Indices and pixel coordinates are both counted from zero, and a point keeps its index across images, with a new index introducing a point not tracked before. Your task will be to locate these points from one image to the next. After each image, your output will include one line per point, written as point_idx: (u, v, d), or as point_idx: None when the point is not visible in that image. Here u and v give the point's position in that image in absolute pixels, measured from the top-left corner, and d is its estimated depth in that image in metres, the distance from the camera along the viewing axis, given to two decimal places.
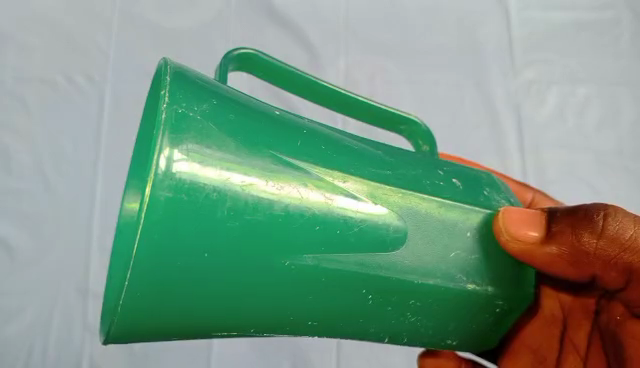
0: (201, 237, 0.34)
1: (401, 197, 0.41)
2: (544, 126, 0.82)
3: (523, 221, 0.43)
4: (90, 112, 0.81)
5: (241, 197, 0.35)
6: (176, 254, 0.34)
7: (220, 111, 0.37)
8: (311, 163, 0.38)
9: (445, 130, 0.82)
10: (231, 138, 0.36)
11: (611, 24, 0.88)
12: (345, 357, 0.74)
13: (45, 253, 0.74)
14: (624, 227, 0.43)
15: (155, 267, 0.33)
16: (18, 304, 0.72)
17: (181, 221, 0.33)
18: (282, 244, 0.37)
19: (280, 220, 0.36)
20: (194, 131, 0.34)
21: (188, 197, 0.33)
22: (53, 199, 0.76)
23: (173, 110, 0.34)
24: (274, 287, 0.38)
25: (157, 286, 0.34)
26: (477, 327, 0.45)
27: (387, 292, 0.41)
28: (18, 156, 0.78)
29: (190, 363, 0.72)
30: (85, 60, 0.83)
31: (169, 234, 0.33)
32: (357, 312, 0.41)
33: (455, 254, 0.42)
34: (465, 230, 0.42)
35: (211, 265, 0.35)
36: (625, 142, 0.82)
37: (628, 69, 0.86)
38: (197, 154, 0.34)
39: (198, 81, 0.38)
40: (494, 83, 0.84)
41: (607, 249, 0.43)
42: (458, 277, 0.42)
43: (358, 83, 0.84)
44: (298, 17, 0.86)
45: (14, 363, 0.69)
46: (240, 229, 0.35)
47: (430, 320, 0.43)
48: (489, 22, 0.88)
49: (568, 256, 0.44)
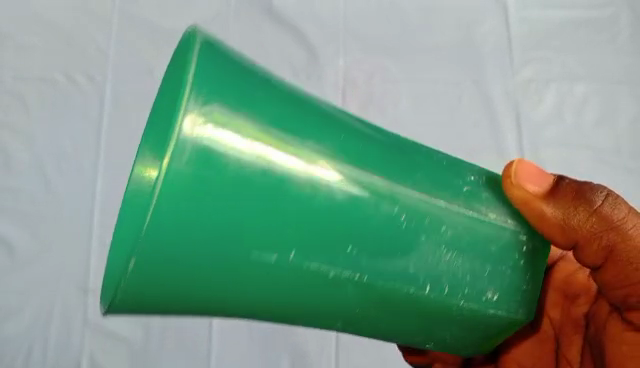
0: (222, 215, 0.32)
1: (413, 149, 0.39)
2: (542, 125, 0.83)
3: (530, 178, 0.42)
4: (89, 111, 0.81)
5: (267, 173, 0.32)
6: (193, 229, 0.31)
7: (240, 64, 0.35)
8: (332, 116, 0.36)
9: (444, 129, 0.82)
10: (258, 106, 0.33)
11: (610, 21, 0.88)
12: (344, 355, 0.74)
13: (44, 252, 0.74)
14: (618, 206, 0.43)
15: (180, 200, 0.30)
16: (19, 303, 0.72)
17: (200, 193, 0.31)
18: (310, 227, 0.34)
19: (306, 201, 0.33)
20: (217, 73, 0.32)
21: (209, 169, 0.30)
22: (54, 198, 0.77)
23: (200, 69, 0.31)
24: (298, 271, 0.34)
25: (181, 225, 0.31)
26: (514, 275, 0.40)
27: (419, 219, 0.36)
28: (18, 155, 0.78)
29: (189, 362, 0.72)
30: (83, 59, 0.83)
31: (196, 168, 0.30)
32: (388, 250, 0.36)
33: (467, 189, 0.39)
34: (470, 173, 0.40)
35: (243, 209, 0.32)
36: (623, 140, 0.82)
37: (629, 66, 0.86)
38: (222, 98, 0.31)
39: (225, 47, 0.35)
40: (492, 83, 0.84)
41: (596, 225, 0.43)
42: (478, 208, 0.39)
43: (357, 82, 0.84)
44: (297, 17, 0.86)
45: (12, 362, 0.71)
46: (263, 211, 0.32)
47: (467, 258, 0.38)
48: (487, 20, 0.88)
49: (561, 218, 0.42)
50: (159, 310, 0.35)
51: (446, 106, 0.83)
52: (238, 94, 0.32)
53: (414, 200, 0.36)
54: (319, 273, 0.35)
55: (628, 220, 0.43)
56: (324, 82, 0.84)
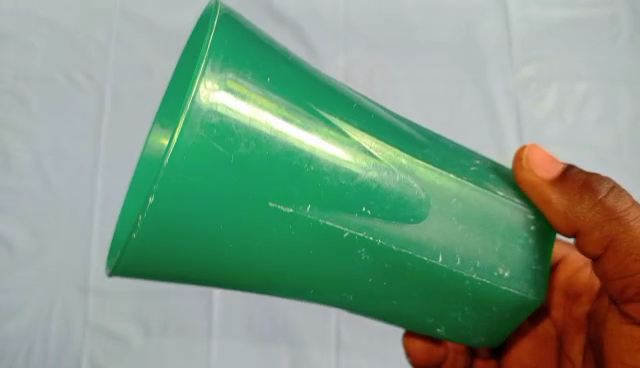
0: (230, 175, 0.35)
1: (411, 129, 0.43)
2: (543, 123, 0.83)
3: (539, 165, 0.45)
4: (90, 110, 0.81)
5: (272, 141, 0.36)
6: (203, 186, 0.35)
7: (254, 44, 0.40)
8: (332, 93, 0.41)
9: (445, 127, 0.82)
10: (270, 83, 0.37)
11: (609, 20, 0.88)
12: (345, 354, 0.73)
13: (45, 251, 0.74)
14: (623, 198, 0.44)
15: (198, 148, 0.34)
16: (19, 302, 0.72)
17: (210, 155, 0.34)
18: (311, 190, 0.37)
19: (308, 169, 0.37)
20: (235, 46, 0.37)
21: (219, 132, 0.34)
22: (54, 197, 0.77)
23: (220, 44, 0.36)
24: (300, 234, 0.38)
25: (196, 172, 0.34)
26: (526, 252, 0.42)
27: (425, 187, 0.40)
28: (18, 154, 0.78)
29: (189, 362, 0.72)
30: (84, 57, 0.83)
31: (208, 130, 0.34)
32: (392, 215, 0.39)
33: (474, 168, 0.43)
34: (474, 158, 0.44)
35: (253, 162, 0.36)
36: (623, 139, 0.82)
37: (629, 64, 0.86)
38: (236, 68, 0.36)
39: (241, 26, 0.40)
40: (493, 81, 0.84)
41: (598, 216, 0.44)
42: (486, 184, 0.42)
43: (357, 81, 0.84)
44: (297, 16, 0.86)
45: (13, 361, 0.71)
46: (268, 175, 0.36)
47: (474, 229, 0.41)
48: (488, 19, 0.88)
49: (567, 205, 0.44)
50: (167, 265, 0.39)
51: (446, 104, 0.83)
52: (248, 65, 0.37)
53: (410, 164, 0.40)
54: (321, 237, 0.38)
55: (631, 212, 0.44)
56: None
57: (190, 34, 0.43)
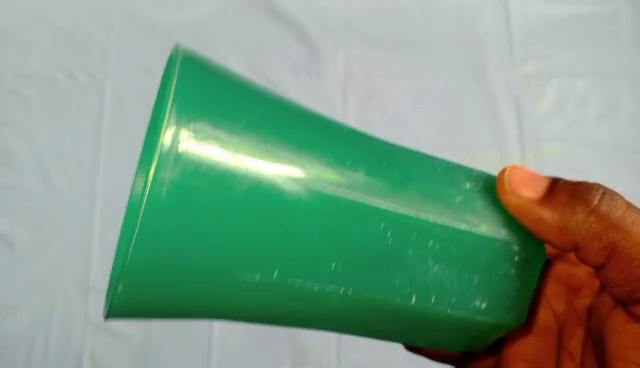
0: (205, 223, 0.36)
1: (397, 156, 0.42)
2: (543, 120, 0.82)
3: (524, 185, 0.44)
4: (90, 108, 0.81)
5: (246, 183, 0.36)
6: (179, 234, 0.35)
7: (227, 84, 0.39)
8: (311, 127, 0.39)
9: (445, 124, 0.82)
10: (244, 124, 0.37)
11: (609, 18, 0.88)
12: (346, 354, 0.74)
13: (46, 249, 0.74)
14: (618, 204, 0.44)
15: (160, 214, 0.35)
16: (19, 299, 0.72)
17: (183, 205, 0.35)
18: (289, 233, 0.37)
19: (287, 210, 0.37)
20: (201, 96, 0.36)
21: (189, 181, 0.35)
22: (55, 194, 0.77)
23: (184, 93, 0.36)
24: (280, 275, 0.38)
25: (158, 237, 0.35)
26: (504, 286, 0.42)
27: (406, 227, 0.39)
28: (19, 152, 0.78)
29: (190, 360, 0.72)
30: (84, 56, 0.83)
31: (179, 181, 0.34)
32: (372, 255, 0.39)
33: (459, 198, 0.41)
34: (463, 181, 0.42)
35: (223, 216, 0.36)
36: (624, 135, 0.82)
37: (629, 61, 0.86)
38: (206, 114, 0.36)
39: (208, 64, 0.39)
40: (493, 77, 0.84)
41: (594, 224, 0.44)
42: (469, 218, 0.41)
43: (357, 78, 0.84)
44: (299, 13, 0.86)
45: (14, 358, 0.71)
46: (244, 219, 0.36)
47: (452, 268, 0.40)
48: (489, 15, 0.88)
49: (561, 220, 0.44)
50: (158, 311, 0.40)
51: (446, 100, 0.83)
52: (214, 113, 0.36)
53: (390, 202, 0.39)
54: (302, 278, 0.38)
55: (628, 217, 0.44)
56: (325, 76, 0.84)
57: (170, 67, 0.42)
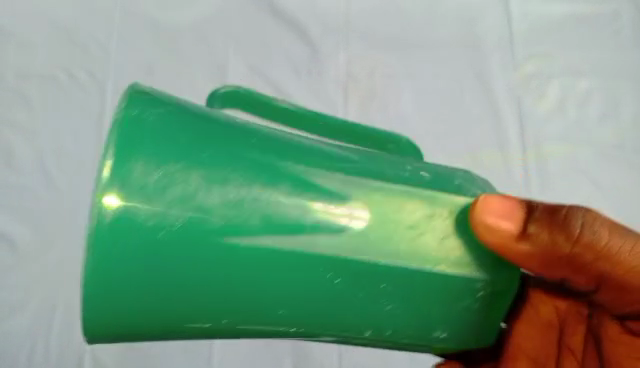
0: (146, 257, 0.40)
1: (357, 187, 0.42)
2: (543, 120, 0.82)
3: (509, 219, 0.44)
4: (91, 108, 0.81)
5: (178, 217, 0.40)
6: (125, 270, 0.40)
7: (177, 129, 0.42)
8: (256, 166, 0.42)
9: (446, 123, 0.82)
10: (182, 163, 0.40)
11: (610, 17, 0.88)
12: (347, 355, 0.73)
13: (47, 248, 0.74)
14: (603, 231, 0.45)
15: (108, 269, 0.40)
16: (21, 299, 0.72)
17: (122, 243, 0.39)
18: (224, 260, 0.41)
19: (219, 240, 0.40)
20: (140, 155, 0.40)
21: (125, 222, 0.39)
22: (56, 194, 0.77)
23: (121, 139, 0.40)
24: (225, 296, 0.42)
25: (116, 287, 0.40)
26: (465, 315, 0.45)
27: (348, 268, 0.42)
28: (19, 151, 0.78)
29: (192, 361, 0.72)
30: (85, 55, 0.83)
31: (114, 222, 0.39)
32: (311, 287, 0.42)
33: (424, 236, 0.42)
34: (431, 214, 0.43)
35: (159, 249, 0.40)
36: (626, 135, 0.82)
37: (630, 61, 0.86)
38: (142, 158, 0.40)
39: (153, 104, 0.43)
40: (495, 76, 0.84)
41: (581, 252, 0.45)
42: (429, 260, 0.42)
43: (358, 77, 0.84)
44: (299, 13, 0.86)
45: (16, 357, 0.70)
46: (178, 251, 0.40)
47: (399, 304, 0.43)
48: (489, 15, 0.88)
49: (545, 253, 0.45)
50: (133, 337, 0.44)
51: (447, 100, 0.83)
52: (154, 170, 0.40)
53: (327, 233, 0.41)
54: (243, 299, 0.42)
55: (616, 245, 0.44)
56: (326, 75, 0.83)
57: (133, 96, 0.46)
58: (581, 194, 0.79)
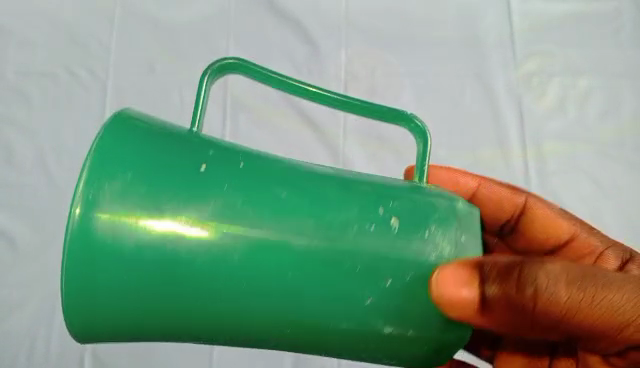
0: (124, 286, 0.38)
1: (327, 239, 0.38)
2: (544, 118, 0.82)
3: (467, 294, 0.39)
4: (91, 106, 0.81)
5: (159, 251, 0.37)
6: (107, 295, 0.38)
7: (144, 170, 0.38)
8: (221, 218, 0.38)
9: (447, 121, 0.82)
10: (164, 194, 0.38)
11: (611, 15, 0.88)
12: None
13: (48, 246, 0.74)
14: (560, 289, 0.41)
15: (81, 313, 0.39)
16: (21, 298, 0.72)
17: (98, 271, 0.38)
18: (206, 298, 0.38)
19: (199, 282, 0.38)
20: (105, 206, 0.37)
21: (103, 251, 0.37)
22: (56, 193, 0.77)
23: (94, 168, 0.37)
24: (212, 328, 0.40)
25: (97, 310, 0.39)
26: (419, 360, 0.42)
27: (322, 318, 0.39)
28: (20, 149, 0.78)
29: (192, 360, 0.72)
30: (85, 54, 0.83)
31: (86, 251, 0.37)
32: (296, 328, 0.39)
33: (371, 299, 0.39)
34: (385, 277, 0.38)
35: (140, 281, 0.38)
36: (625, 133, 0.82)
37: (630, 59, 0.86)
38: (117, 190, 0.37)
39: (143, 128, 0.40)
40: (495, 75, 0.84)
41: (543, 311, 0.41)
42: (375, 322, 0.39)
43: (358, 76, 0.84)
44: (298, 11, 0.86)
45: (16, 355, 0.70)
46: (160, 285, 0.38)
47: (356, 351, 0.41)
48: (489, 14, 0.88)
49: (503, 319, 0.41)
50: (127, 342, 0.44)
51: (447, 99, 0.83)
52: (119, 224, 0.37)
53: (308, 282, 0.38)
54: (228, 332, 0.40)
55: (577, 297, 0.41)
56: (326, 74, 0.83)
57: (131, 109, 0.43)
58: (581, 193, 0.79)
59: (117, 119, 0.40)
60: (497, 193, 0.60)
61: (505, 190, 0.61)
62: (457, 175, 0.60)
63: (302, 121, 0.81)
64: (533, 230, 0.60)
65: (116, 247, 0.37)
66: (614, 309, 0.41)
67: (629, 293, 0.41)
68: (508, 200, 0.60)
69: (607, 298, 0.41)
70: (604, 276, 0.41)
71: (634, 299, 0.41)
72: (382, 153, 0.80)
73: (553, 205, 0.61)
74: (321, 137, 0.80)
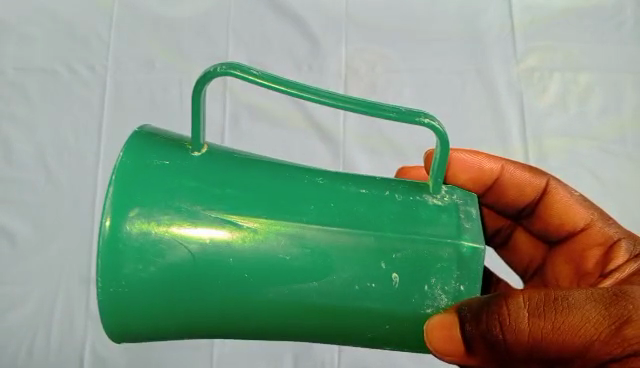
0: (156, 304, 0.39)
1: (337, 278, 0.38)
2: (543, 114, 0.82)
3: (450, 336, 0.39)
4: (91, 102, 0.81)
5: (186, 273, 0.38)
6: (141, 313, 0.39)
7: (156, 227, 0.38)
8: (228, 281, 0.38)
9: (448, 117, 0.81)
10: (185, 222, 0.38)
11: (613, 10, 0.88)
12: (346, 352, 0.72)
13: (48, 242, 0.74)
14: (522, 316, 0.39)
15: (116, 331, 0.40)
16: (21, 293, 0.72)
17: (129, 292, 0.39)
18: (235, 315, 0.40)
19: (226, 301, 0.39)
20: (123, 281, 0.38)
21: (132, 276, 0.38)
22: (55, 189, 0.77)
23: (118, 197, 0.38)
24: (245, 334, 0.41)
25: (131, 327, 0.40)
26: None
27: (343, 336, 0.41)
28: (19, 146, 0.78)
29: (193, 357, 0.71)
30: (85, 49, 0.83)
31: (117, 274, 0.38)
32: (323, 337, 0.41)
33: (371, 335, 0.40)
34: (384, 323, 0.40)
35: (171, 300, 0.39)
36: (627, 129, 0.81)
37: (632, 53, 0.85)
38: (143, 217, 0.38)
39: (158, 153, 0.40)
40: (496, 69, 0.84)
41: (515, 344, 0.40)
42: (378, 346, 0.42)
43: (358, 71, 0.83)
44: (298, 7, 0.86)
45: (16, 351, 0.70)
46: (189, 303, 0.39)
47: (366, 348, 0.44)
48: (490, 9, 0.87)
49: (482, 353, 0.41)
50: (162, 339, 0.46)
51: (448, 95, 0.83)
52: (138, 294, 0.39)
53: (324, 312, 0.39)
54: (260, 336, 0.42)
55: (540, 323, 0.39)
56: (326, 70, 0.83)
57: (149, 127, 0.43)
58: (582, 189, 0.78)
59: (121, 173, 0.39)
60: (518, 176, 0.58)
61: (524, 172, 0.58)
62: (480, 160, 0.57)
63: (302, 117, 0.81)
64: (552, 216, 0.58)
65: (140, 310, 0.39)
66: (577, 329, 0.39)
67: (588, 313, 0.39)
68: (529, 184, 0.58)
69: (569, 319, 0.39)
70: (565, 298, 0.40)
71: (593, 317, 0.39)
72: (383, 150, 0.80)
73: (573, 190, 0.58)
74: (321, 134, 0.80)
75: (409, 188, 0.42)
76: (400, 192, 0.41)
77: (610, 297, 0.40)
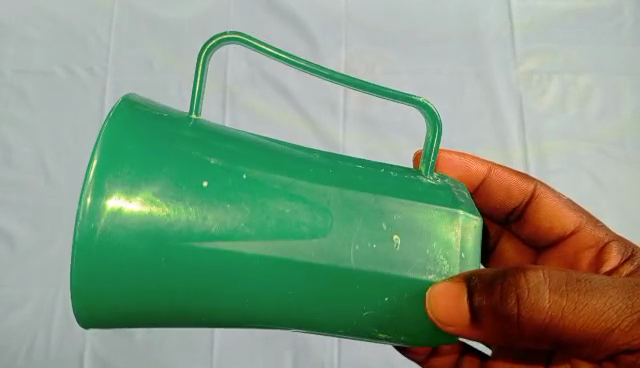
0: (141, 267, 0.36)
1: (338, 238, 0.37)
2: (543, 116, 0.82)
3: (455, 307, 0.37)
4: (90, 103, 0.81)
5: (178, 230, 0.35)
6: (123, 276, 0.36)
7: (148, 180, 0.35)
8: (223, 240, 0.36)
9: (447, 118, 0.81)
10: (179, 178, 0.36)
11: (612, 11, 0.87)
12: (346, 352, 0.72)
13: (47, 243, 0.74)
14: (546, 293, 0.38)
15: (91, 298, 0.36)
16: (20, 294, 0.72)
17: (114, 251, 0.35)
18: (225, 284, 0.37)
19: (218, 266, 0.36)
20: (106, 233, 0.35)
21: (119, 231, 0.35)
22: (54, 190, 0.76)
23: (108, 148, 0.36)
24: (231, 311, 0.38)
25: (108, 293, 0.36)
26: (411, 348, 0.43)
27: (337, 312, 0.38)
28: (19, 147, 0.78)
29: (193, 358, 0.71)
30: (84, 51, 0.83)
31: (102, 229, 0.35)
32: (315, 315, 0.38)
33: (368, 312, 0.38)
34: (383, 294, 0.38)
35: (159, 261, 0.36)
36: (626, 131, 0.81)
37: (631, 54, 0.85)
38: (135, 170, 0.35)
39: (151, 113, 0.38)
40: (495, 70, 0.84)
41: (533, 320, 0.39)
42: (371, 329, 0.39)
43: (358, 72, 0.83)
44: (297, 8, 0.86)
45: (16, 352, 0.70)
46: (177, 266, 0.36)
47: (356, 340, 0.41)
48: (489, 10, 0.87)
49: (491, 327, 0.40)
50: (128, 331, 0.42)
51: (447, 96, 0.82)
52: (122, 250, 0.35)
53: (323, 278, 0.37)
54: (246, 315, 0.38)
55: (561, 302, 0.39)
56: None
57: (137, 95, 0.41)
58: (582, 191, 0.79)
59: (112, 126, 0.37)
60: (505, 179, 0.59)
61: (512, 175, 0.59)
62: (467, 161, 0.58)
63: (302, 118, 0.81)
64: (541, 219, 0.58)
65: (121, 271, 0.36)
66: (599, 313, 0.39)
67: (610, 299, 0.39)
68: (517, 186, 0.58)
69: (591, 303, 0.39)
70: (588, 281, 0.40)
71: (616, 304, 0.39)
72: (382, 152, 0.80)
73: (560, 195, 0.59)
74: (320, 136, 0.80)
75: (403, 169, 0.42)
76: (394, 171, 0.41)
77: (633, 286, 0.40)
